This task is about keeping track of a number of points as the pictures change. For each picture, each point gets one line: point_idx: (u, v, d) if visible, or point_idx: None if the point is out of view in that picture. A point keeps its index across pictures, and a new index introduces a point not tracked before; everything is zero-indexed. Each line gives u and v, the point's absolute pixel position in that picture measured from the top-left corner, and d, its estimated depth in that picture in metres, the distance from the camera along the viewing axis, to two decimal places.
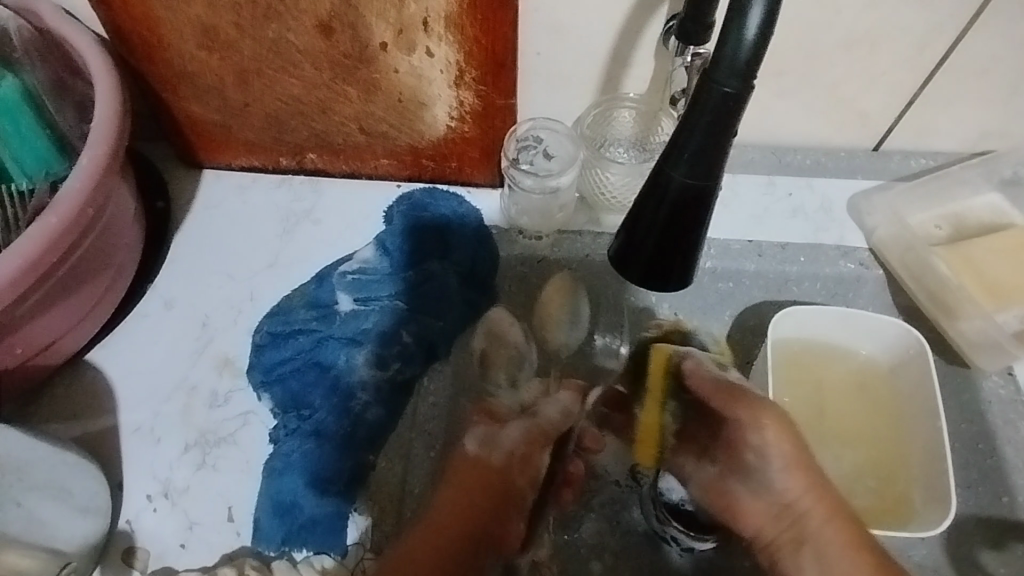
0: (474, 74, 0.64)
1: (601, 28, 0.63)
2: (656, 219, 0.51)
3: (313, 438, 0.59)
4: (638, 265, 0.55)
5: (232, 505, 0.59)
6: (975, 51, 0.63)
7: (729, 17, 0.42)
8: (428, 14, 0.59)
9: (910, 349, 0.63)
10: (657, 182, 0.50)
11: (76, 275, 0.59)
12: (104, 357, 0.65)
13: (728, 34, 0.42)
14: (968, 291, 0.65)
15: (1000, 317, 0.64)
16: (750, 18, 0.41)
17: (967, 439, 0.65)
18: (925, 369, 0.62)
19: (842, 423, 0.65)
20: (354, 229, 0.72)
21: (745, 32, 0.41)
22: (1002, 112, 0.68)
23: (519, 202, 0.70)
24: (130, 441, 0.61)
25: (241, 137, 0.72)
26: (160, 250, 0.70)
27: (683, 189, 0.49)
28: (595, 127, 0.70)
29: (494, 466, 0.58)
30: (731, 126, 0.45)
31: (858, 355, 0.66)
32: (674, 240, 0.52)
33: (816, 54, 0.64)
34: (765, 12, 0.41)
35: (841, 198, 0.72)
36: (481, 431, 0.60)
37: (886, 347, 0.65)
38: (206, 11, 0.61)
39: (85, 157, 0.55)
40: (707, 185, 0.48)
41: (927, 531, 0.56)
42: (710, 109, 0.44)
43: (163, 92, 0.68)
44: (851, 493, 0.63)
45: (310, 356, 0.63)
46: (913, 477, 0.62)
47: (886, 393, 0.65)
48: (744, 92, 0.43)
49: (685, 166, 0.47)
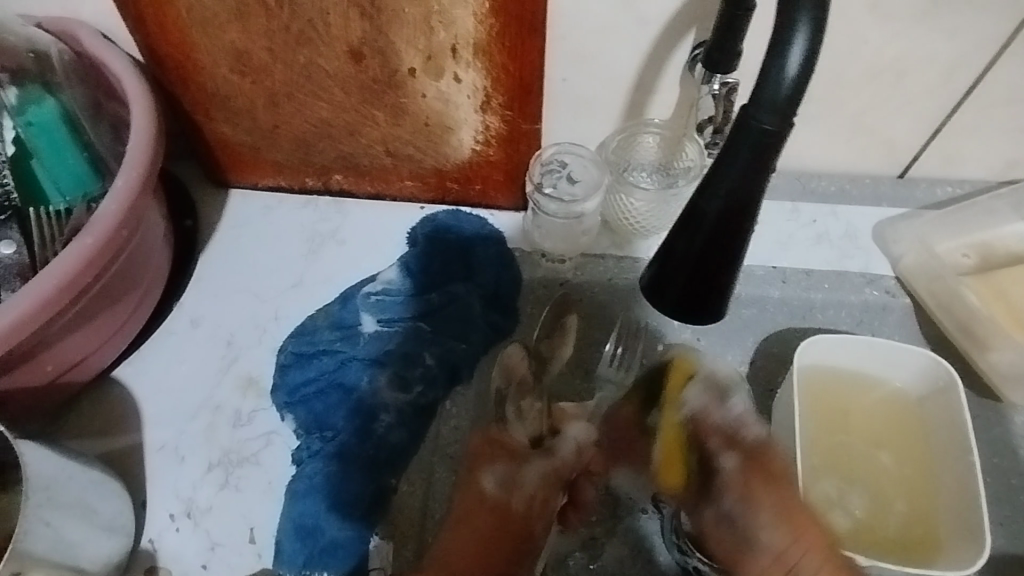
0: (501, 100, 0.64)
1: (628, 56, 0.64)
2: (691, 251, 0.51)
3: (335, 460, 0.59)
4: (671, 296, 0.55)
5: (254, 526, 0.59)
6: (1003, 82, 0.63)
7: (770, 55, 0.41)
8: (457, 41, 0.60)
9: (941, 380, 0.62)
10: (694, 214, 0.49)
11: (107, 293, 0.60)
12: (130, 375, 0.65)
13: (768, 72, 0.42)
14: (998, 323, 0.64)
15: None
16: (790, 56, 0.41)
17: (997, 472, 0.64)
18: (958, 402, 0.60)
19: (872, 451, 0.64)
20: (377, 250, 0.73)
21: (786, 72, 0.41)
22: None
23: (542, 225, 0.70)
24: (154, 459, 0.61)
25: (269, 158, 0.73)
26: (187, 269, 0.71)
27: (720, 222, 0.48)
28: (619, 152, 0.71)
29: (513, 511, 0.57)
30: (767, 162, 0.44)
31: (888, 385, 0.65)
32: (706, 274, 0.52)
33: (843, 82, 0.64)
34: (805, 52, 0.41)
35: (866, 226, 0.72)
36: (501, 470, 0.58)
37: (916, 378, 0.64)
38: (240, 37, 0.62)
39: (121, 180, 0.56)
40: (744, 219, 0.48)
41: (965, 569, 0.54)
42: (749, 146, 0.44)
43: (196, 114, 0.69)
44: (881, 524, 0.61)
45: (332, 377, 0.63)
46: (945, 510, 0.60)
47: (916, 424, 0.64)
48: (783, 129, 0.43)
49: (722, 200, 0.47)
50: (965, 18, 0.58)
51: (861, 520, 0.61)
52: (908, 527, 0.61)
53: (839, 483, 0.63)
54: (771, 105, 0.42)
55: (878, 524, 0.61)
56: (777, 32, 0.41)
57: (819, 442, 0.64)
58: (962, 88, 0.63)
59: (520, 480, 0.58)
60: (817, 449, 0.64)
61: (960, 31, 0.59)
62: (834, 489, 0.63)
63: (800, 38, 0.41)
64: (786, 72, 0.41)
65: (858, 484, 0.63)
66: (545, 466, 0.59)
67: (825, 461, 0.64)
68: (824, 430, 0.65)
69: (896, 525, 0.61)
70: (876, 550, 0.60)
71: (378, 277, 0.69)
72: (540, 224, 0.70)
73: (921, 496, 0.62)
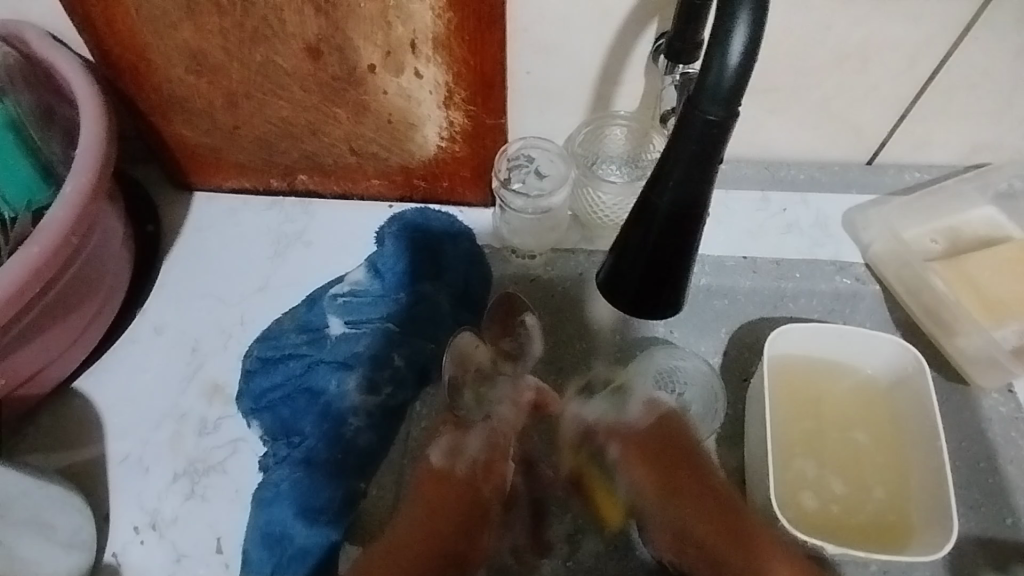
0: (464, 95, 0.63)
1: (592, 47, 0.63)
2: (645, 246, 0.50)
3: (303, 467, 0.58)
4: (628, 295, 0.54)
5: (221, 536, 0.58)
6: (966, 66, 0.63)
7: (712, 44, 0.41)
8: (415, 36, 0.59)
9: (909, 366, 0.62)
10: (646, 208, 0.49)
11: (61, 303, 0.58)
12: (92, 385, 0.64)
13: (711, 62, 0.41)
14: (966, 308, 0.64)
15: (998, 333, 0.63)
16: (729, 44, 0.40)
17: (967, 457, 0.64)
18: (924, 387, 0.60)
19: (845, 437, 0.64)
20: (345, 251, 0.72)
21: (727, 61, 0.40)
22: (998, 124, 0.68)
23: (510, 222, 0.69)
24: (118, 470, 0.60)
25: (231, 160, 0.71)
26: (149, 276, 0.70)
27: (671, 215, 0.48)
28: (587, 144, 0.70)
29: (458, 479, 0.59)
30: (715, 153, 0.44)
31: (858, 372, 0.65)
32: (662, 267, 0.51)
33: (807, 70, 0.63)
34: (746, 41, 0.40)
35: (836, 213, 0.72)
36: (446, 441, 0.61)
37: (886, 364, 0.64)
38: (193, 35, 0.60)
39: (69, 186, 0.55)
40: (695, 212, 0.47)
41: (932, 555, 0.54)
42: (695, 138, 0.43)
43: (152, 116, 0.67)
44: (854, 510, 0.61)
45: (300, 382, 0.62)
46: (915, 497, 0.60)
47: (889, 413, 0.64)
48: (728, 120, 0.42)
49: (672, 193, 0.46)
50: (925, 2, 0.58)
51: (833, 506, 0.61)
52: (878, 513, 0.61)
53: (812, 467, 0.63)
54: (714, 95, 0.41)
55: (848, 509, 0.61)
56: (719, 21, 0.40)
57: (792, 427, 0.64)
58: (925, 73, 0.63)
59: (463, 448, 0.61)
60: (791, 434, 0.64)
61: (921, 15, 0.59)
62: (807, 475, 0.63)
63: (739, 25, 0.40)
64: (725, 60, 0.40)
65: (830, 469, 0.63)
66: (485, 432, 0.62)
67: (799, 446, 0.64)
68: (799, 416, 0.65)
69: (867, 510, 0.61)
70: (843, 535, 0.60)
71: (346, 279, 0.67)
72: (509, 220, 0.69)
73: (893, 483, 0.62)
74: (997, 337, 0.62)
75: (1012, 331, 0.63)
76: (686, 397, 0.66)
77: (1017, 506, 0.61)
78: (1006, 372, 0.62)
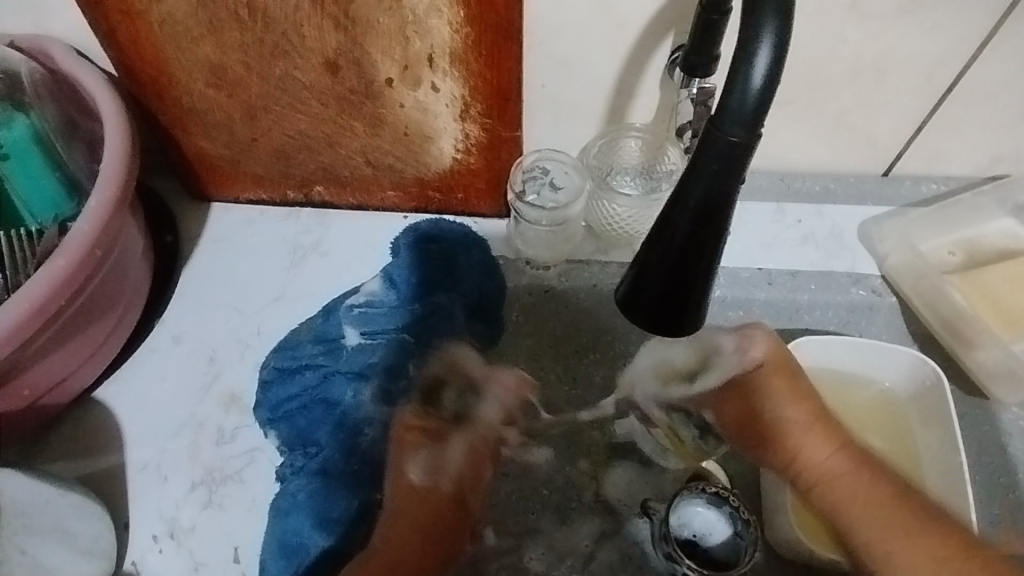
0: (480, 108, 0.64)
1: (607, 61, 0.63)
2: (663, 264, 0.49)
3: (318, 477, 0.58)
4: (643, 313, 0.53)
5: (237, 546, 0.58)
6: (984, 78, 0.62)
7: (735, 66, 0.41)
8: (433, 50, 0.60)
9: (926, 381, 0.61)
10: (668, 228, 0.47)
11: (84, 313, 0.59)
12: (111, 394, 0.65)
13: (734, 84, 0.41)
14: (984, 322, 0.63)
15: (1017, 347, 0.63)
16: (752, 66, 0.40)
17: (982, 472, 0.63)
18: (943, 402, 0.60)
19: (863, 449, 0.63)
20: (360, 261, 0.72)
21: (750, 85, 0.40)
22: (1016, 136, 0.67)
23: (525, 233, 0.69)
24: (137, 479, 0.61)
25: (249, 171, 0.72)
26: (168, 285, 0.71)
27: (692, 234, 0.46)
28: (602, 157, 0.70)
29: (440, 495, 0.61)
30: (737, 173, 0.43)
31: (878, 386, 0.65)
32: (680, 285, 0.50)
33: (823, 82, 0.63)
34: (770, 64, 0.40)
35: (851, 225, 0.71)
36: (424, 459, 0.61)
37: (904, 378, 0.63)
38: (214, 50, 0.61)
39: (94, 200, 0.55)
40: (714, 230, 0.46)
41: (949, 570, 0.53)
42: (716, 159, 0.43)
43: (173, 128, 0.68)
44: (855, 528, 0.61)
45: (316, 392, 0.63)
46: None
47: (905, 426, 0.64)
48: (751, 141, 0.42)
49: (692, 212, 0.45)
50: (943, 16, 0.58)
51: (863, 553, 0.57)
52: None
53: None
54: (738, 116, 0.41)
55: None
56: (742, 43, 0.41)
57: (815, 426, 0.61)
58: (943, 87, 0.63)
59: (442, 462, 0.62)
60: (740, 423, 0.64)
61: (939, 29, 0.59)
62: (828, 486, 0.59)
63: (764, 48, 0.40)
64: (750, 82, 0.40)
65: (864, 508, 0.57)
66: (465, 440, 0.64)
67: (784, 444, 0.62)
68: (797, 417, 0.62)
69: (900, 567, 0.54)
70: (855, 546, 0.60)
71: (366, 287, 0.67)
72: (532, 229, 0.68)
73: None
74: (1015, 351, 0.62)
75: None
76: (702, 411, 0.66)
77: None
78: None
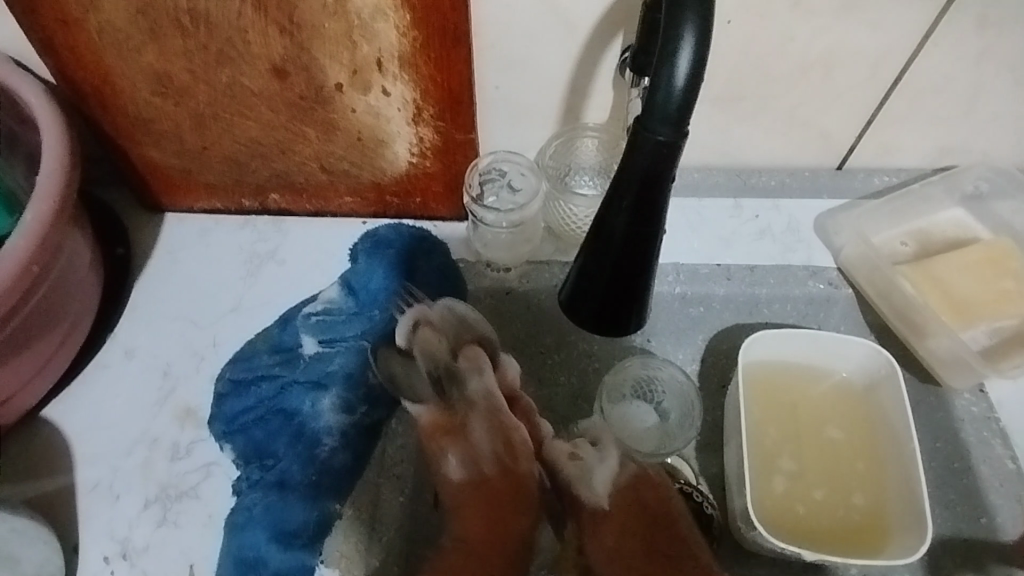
0: (432, 111, 0.63)
1: (558, 62, 0.63)
2: (605, 265, 0.51)
3: (276, 490, 0.58)
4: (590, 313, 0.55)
5: (193, 563, 0.57)
6: (926, 72, 0.63)
7: (659, 64, 0.40)
8: (381, 54, 0.59)
9: (882, 369, 0.62)
10: (605, 231, 0.49)
11: (26, 330, 0.57)
12: (61, 412, 0.63)
13: (659, 83, 0.40)
14: (935, 311, 0.64)
15: (968, 334, 0.64)
16: (674, 62, 0.39)
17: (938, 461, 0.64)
18: (898, 391, 0.61)
19: (821, 436, 0.64)
20: (318, 268, 0.71)
21: (672, 87, 0.39)
22: (962, 127, 0.69)
23: (483, 236, 0.69)
24: (88, 499, 0.59)
25: (202, 180, 0.71)
26: (120, 299, 0.69)
27: (628, 236, 0.48)
28: (558, 157, 0.70)
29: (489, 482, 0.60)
30: (668, 172, 0.44)
31: (836, 375, 0.65)
32: (620, 285, 0.52)
33: (772, 78, 0.64)
34: (692, 62, 0.39)
35: (808, 218, 0.72)
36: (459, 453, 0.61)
37: (860, 368, 0.64)
38: (157, 58, 0.60)
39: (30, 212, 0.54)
40: (649, 229, 0.48)
41: (907, 558, 0.54)
42: (646, 158, 0.43)
43: (119, 138, 0.67)
44: (806, 496, 0.62)
45: (273, 404, 0.62)
46: (891, 502, 0.60)
47: (864, 415, 0.64)
48: (678, 140, 0.41)
49: (627, 214, 0.47)
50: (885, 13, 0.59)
51: (791, 520, 0.61)
52: (849, 513, 0.61)
53: (787, 459, 0.63)
54: (663, 116, 0.40)
55: (819, 508, 0.61)
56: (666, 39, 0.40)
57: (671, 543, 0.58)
58: (889, 81, 0.64)
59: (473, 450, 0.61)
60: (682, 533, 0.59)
61: (880, 23, 0.60)
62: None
63: (686, 45, 0.39)
64: (673, 77, 0.39)
65: (805, 487, 0.62)
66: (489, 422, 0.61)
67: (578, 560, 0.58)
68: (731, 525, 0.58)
69: (814, 533, 0.60)
70: (812, 530, 0.60)
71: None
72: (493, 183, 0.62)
73: (868, 485, 0.62)
74: (963, 340, 0.63)
75: (981, 331, 0.64)
76: (664, 406, 0.65)
77: (992, 506, 0.61)
78: (975, 374, 0.63)
